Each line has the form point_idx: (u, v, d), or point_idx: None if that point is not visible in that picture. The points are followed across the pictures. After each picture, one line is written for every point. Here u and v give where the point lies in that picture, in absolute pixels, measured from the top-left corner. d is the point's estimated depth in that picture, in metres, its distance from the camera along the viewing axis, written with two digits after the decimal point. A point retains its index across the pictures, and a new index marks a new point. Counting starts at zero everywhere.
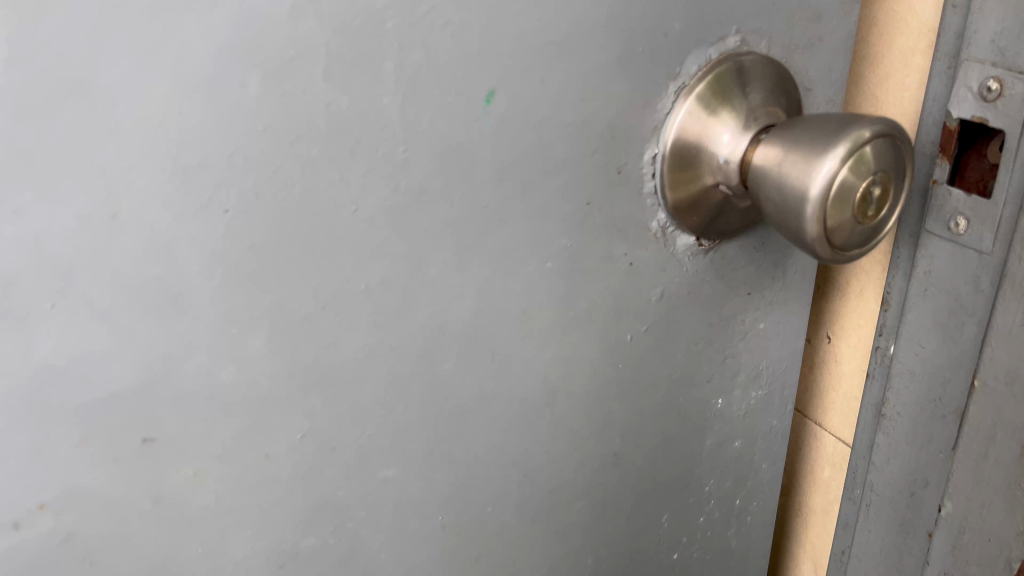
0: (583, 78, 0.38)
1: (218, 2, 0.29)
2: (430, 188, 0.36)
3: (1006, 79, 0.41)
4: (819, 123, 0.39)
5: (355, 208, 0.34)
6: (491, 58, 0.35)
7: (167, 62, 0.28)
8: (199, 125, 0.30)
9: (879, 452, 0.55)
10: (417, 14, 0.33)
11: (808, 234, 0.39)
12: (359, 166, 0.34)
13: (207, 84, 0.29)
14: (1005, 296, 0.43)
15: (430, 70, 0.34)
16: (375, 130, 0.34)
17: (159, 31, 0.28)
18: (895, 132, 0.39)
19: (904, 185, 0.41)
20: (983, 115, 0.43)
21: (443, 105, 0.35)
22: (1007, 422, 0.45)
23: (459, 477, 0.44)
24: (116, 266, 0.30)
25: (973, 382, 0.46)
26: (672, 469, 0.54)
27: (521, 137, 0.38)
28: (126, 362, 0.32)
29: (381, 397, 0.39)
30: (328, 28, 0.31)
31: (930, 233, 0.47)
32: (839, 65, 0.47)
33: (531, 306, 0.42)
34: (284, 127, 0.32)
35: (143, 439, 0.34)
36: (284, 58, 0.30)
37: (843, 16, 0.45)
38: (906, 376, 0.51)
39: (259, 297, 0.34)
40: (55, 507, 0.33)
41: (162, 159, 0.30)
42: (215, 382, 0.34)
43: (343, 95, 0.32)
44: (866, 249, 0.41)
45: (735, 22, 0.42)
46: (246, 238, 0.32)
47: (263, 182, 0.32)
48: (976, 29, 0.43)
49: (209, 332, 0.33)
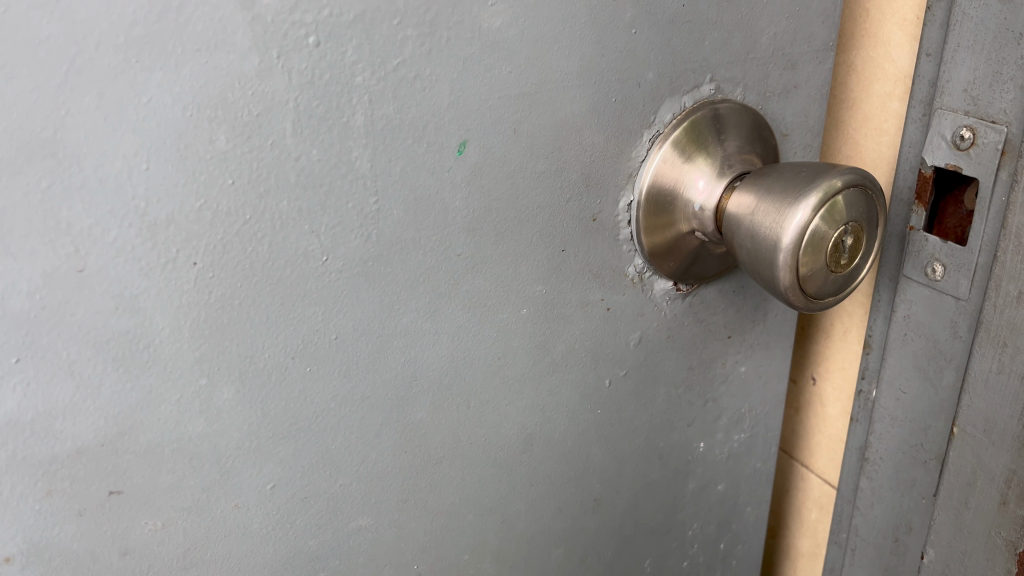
0: (556, 128, 0.38)
1: (185, 61, 0.29)
2: (402, 238, 0.36)
3: (978, 127, 0.42)
4: (792, 172, 0.39)
5: (325, 258, 0.35)
6: (462, 110, 0.35)
7: (133, 120, 0.29)
8: (167, 181, 0.30)
9: (863, 497, 0.54)
10: (387, 69, 0.33)
11: (781, 283, 0.38)
12: (329, 217, 0.34)
13: (174, 141, 0.30)
14: (981, 344, 0.43)
15: (401, 123, 0.34)
16: (345, 181, 0.34)
17: (126, 90, 0.28)
18: (867, 181, 0.39)
19: (877, 233, 0.41)
20: (956, 162, 0.43)
21: (414, 156, 0.35)
22: (986, 470, 0.45)
23: (434, 524, 0.44)
24: (83, 320, 0.31)
25: (953, 428, 0.46)
26: (654, 513, 0.53)
27: (495, 187, 0.38)
28: (93, 414, 0.32)
29: (353, 445, 0.39)
30: (296, 83, 0.31)
31: (907, 278, 0.47)
32: (814, 112, 0.47)
33: (507, 353, 0.42)
34: (253, 181, 0.32)
35: (110, 491, 0.34)
36: (252, 114, 0.31)
37: (817, 64, 0.46)
38: (888, 420, 0.51)
39: (228, 348, 0.34)
40: (20, 560, 0.33)
41: (130, 215, 0.30)
42: (183, 433, 0.34)
43: (313, 148, 0.33)
44: (839, 297, 0.41)
45: (710, 70, 0.42)
46: (215, 290, 0.33)
47: (232, 235, 0.32)
48: (949, 78, 0.43)
49: (177, 384, 0.33)
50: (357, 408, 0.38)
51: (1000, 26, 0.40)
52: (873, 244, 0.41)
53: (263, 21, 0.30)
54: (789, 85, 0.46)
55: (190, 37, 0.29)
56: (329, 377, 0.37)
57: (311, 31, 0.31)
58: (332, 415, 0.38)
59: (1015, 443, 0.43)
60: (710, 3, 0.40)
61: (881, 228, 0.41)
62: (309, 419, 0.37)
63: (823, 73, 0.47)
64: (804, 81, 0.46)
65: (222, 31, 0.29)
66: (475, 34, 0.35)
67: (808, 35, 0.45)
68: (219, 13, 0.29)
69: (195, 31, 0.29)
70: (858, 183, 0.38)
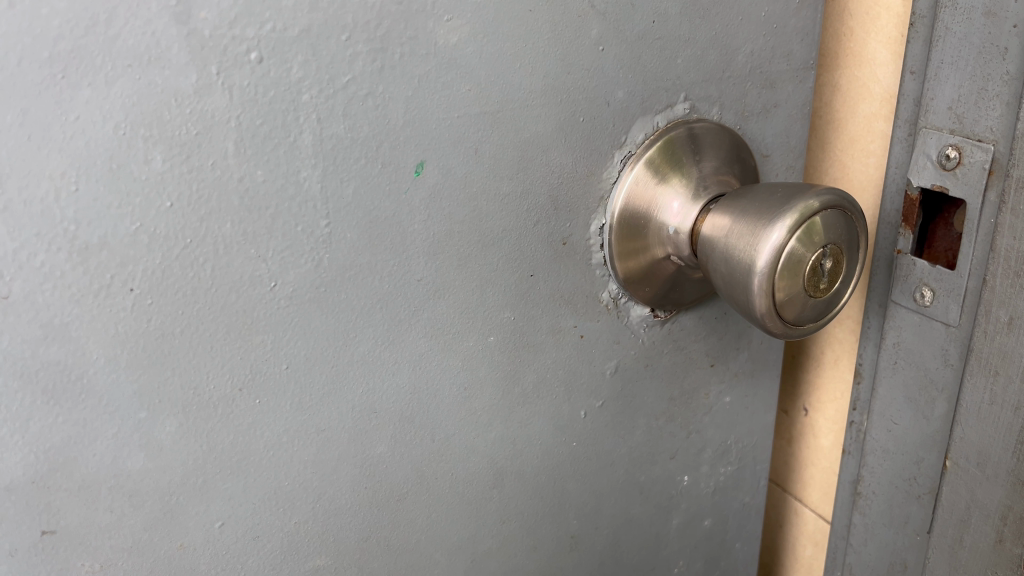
0: (520, 149, 0.37)
1: (115, 77, 0.28)
2: (356, 263, 0.35)
3: (964, 147, 0.40)
4: (767, 193, 0.38)
5: (274, 285, 0.33)
6: (419, 129, 0.34)
7: (59, 139, 0.27)
8: (98, 203, 0.29)
9: (857, 533, 0.52)
10: (336, 85, 0.32)
11: (756, 308, 0.37)
12: (276, 241, 0.32)
13: (105, 161, 0.28)
14: (972, 373, 0.41)
15: (353, 142, 0.33)
16: (293, 204, 0.32)
17: (51, 108, 0.27)
18: (846, 203, 0.37)
19: (858, 256, 0.39)
20: (942, 183, 0.41)
21: (367, 176, 0.33)
22: (980, 506, 0.42)
23: (399, 564, 0.41)
24: (7, 349, 0.29)
25: (945, 462, 0.44)
26: (637, 551, 0.51)
27: (456, 210, 0.36)
28: (22, 450, 0.30)
29: (307, 481, 0.37)
30: (237, 101, 0.30)
31: (896, 304, 0.45)
32: (796, 132, 0.46)
33: (472, 383, 0.40)
34: (192, 203, 0.30)
35: (42, 532, 0.32)
36: (190, 133, 0.29)
37: (798, 84, 0.45)
38: (879, 453, 0.49)
39: (170, 379, 0.32)
40: None
41: (58, 238, 0.28)
42: (122, 469, 0.33)
43: (257, 168, 0.31)
44: (820, 323, 0.39)
45: (684, 89, 0.41)
46: (154, 318, 0.31)
47: (170, 261, 0.31)
48: (933, 96, 0.41)
49: (115, 418, 0.32)
50: (312, 442, 0.36)
51: (984, 41, 0.38)
52: (855, 268, 0.39)
53: (200, 36, 0.28)
54: (768, 104, 0.44)
55: (120, 52, 0.27)
56: (280, 409, 0.35)
57: (252, 47, 0.29)
58: (285, 449, 0.36)
59: (1009, 478, 0.40)
60: (681, 19, 0.39)
61: (863, 251, 0.39)
62: (259, 453, 0.35)
63: (804, 93, 0.45)
64: (785, 101, 0.45)
65: (155, 46, 0.28)
66: (431, 51, 0.33)
67: (786, 54, 0.43)
68: (151, 28, 0.28)
69: (125, 46, 0.27)
70: (837, 203, 0.37)
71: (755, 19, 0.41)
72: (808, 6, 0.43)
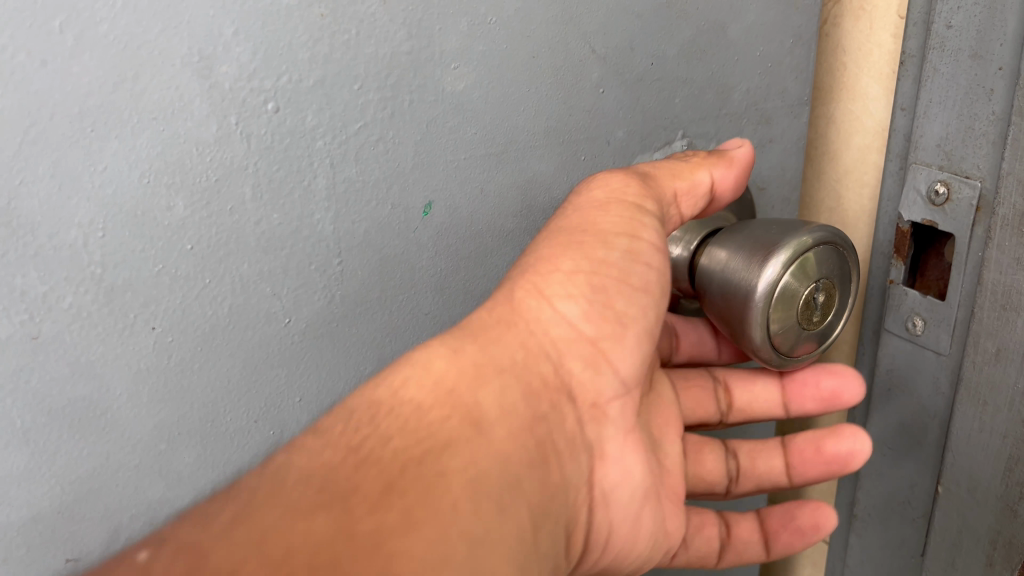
0: (524, 188, 0.39)
1: (140, 131, 0.29)
2: (368, 298, 0.36)
3: (952, 183, 0.41)
4: (763, 228, 0.39)
5: (288, 320, 0.35)
6: (426, 172, 0.35)
7: (89, 188, 0.29)
8: (122, 246, 0.30)
9: (852, 553, 0.53)
10: (349, 132, 0.33)
11: (753, 340, 0.38)
12: (290, 279, 0.34)
13: (130, 208, 0.30)
14: (962, 402, 0.42)
15: (365, 185, 0.34)
16: (309, 244, 0.34)
17: (80, 158, 0.28)
18: (840, 238, 0.38)
19: (853, 288, 0.40)
20: (932, 218, 0.43)
21: (378, 217, 0.35)
22: (971, 531, 0.43)
23: None
24: (37, 386, 0.30)
25: (938, 487, 0.45)
26: None
27: (462, 246, 0.38)
28: (48, 482, 0.32)
29: None
30: (256, 149, 0.31)
31: (889, 332, 0.47)
32: (791, 164, 0.47)
33: None
34: (213, 245, 0.32)
35: (68, 560, 0.33)
36: (211, 178, 0.31)
37: (793, 118, 0.46)
38: (874, 476, 0.50)
39: (189, 412, 0.34)
40: None
41: (86, 280, 0.30)
42: (143, 498, 0.34)
43: (273, 213, 0.33)
44: (815, 353, 0.41)
45: (681, 126, 0.43)
46: (175, 354, 0.33)
47: (190, 299, 0.32)
48: (923, 133, 0.43)
49: (138, 449, 0.33)
50: None
51: (971, 82, 0.39)
52: (849, 299, 0.41)
53: (221, 88, 0.30)
54: (764, 140, 0.46)
55: (147, 106, 0.29)
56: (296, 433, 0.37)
57: (270, 98, 0.31)
58: None
59: (998, 503, 0.42)
60: (679, 61, 0.41)
61: (857, 284, 0.41)
62: None
63: (798, 130, 0.47)
64: (779, 136, 0.46)
65: (180, 99, 0.29)
66: (440, 96, 0.35)
67: (780, 92, 0.45)
68: (175, 82, 0.29)
69: (152, 100, 0.29)
70: (829, 240, 0.38)
71: (750, 59, 0.43)
72: (801, 47, 0.44)
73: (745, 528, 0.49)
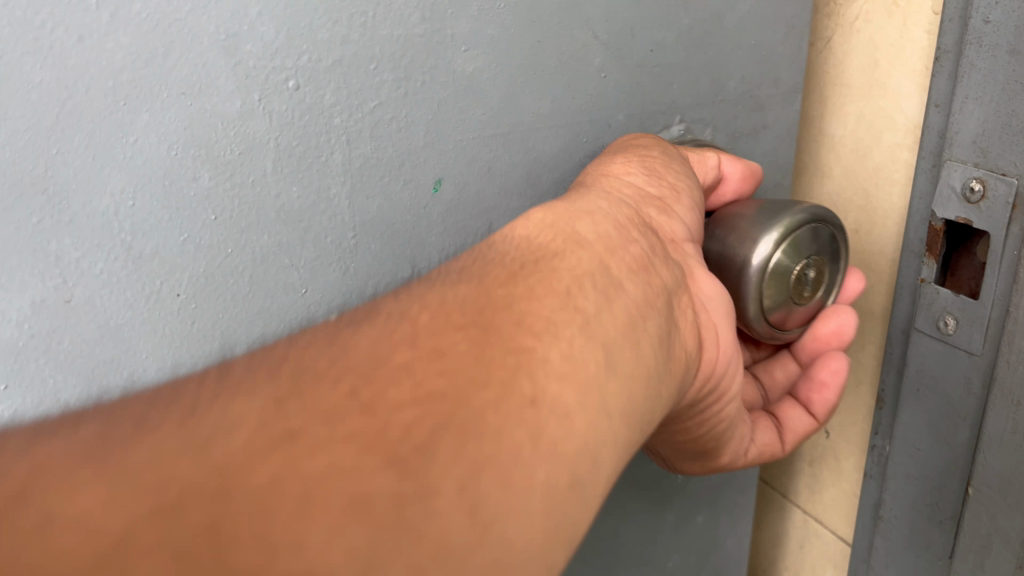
0: (530, 168, 0.39)
1: (170, 104, 0.29)
2: (380, 276, 0.36)
3: (988, 180, 0.41)
4: (750, 208, 0.40)
5: (303, 291, 0.35)
6: (438, 152, 0.36)
7: (119, 157, 0.29)
8: (148, 218, 0.30)
9: (878, 555, 0.53)
10: (365, 110, 0.33)
11: (746, 317, 0.39)
12: (308, 251, 0.34)
13: (157, 178, 0.30)
14: (994, 403, 0.42)
15: (381, 163, 0.34)
16: (326, 220, 0.34)
17: (110, 129, 0.28)
18: (825, 216, 0.39)
19: (834, 263, 0.42)
20: (967, 216, 0.42)
21: (391, 194, 0.35)
22: (1002, 533, 0.43)
23: None
24: (66, 351, 0.30)
25: (967, 488, 0.45)
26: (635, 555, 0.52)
27: (469, 223, 0.38)
28: None
29: None
30: (277, 125, 0.31)
31: (919, 331, 0.46)
32: (783, 150, 0.47)
33: None
34: (235, 219, 0.32)
35: None
36: (234, 153, 0.31)
37: (787, 105, 0.46)
38: (902, 477, 0.49)
39: None
40: None
41: (116, 248, 0.30)
42: None
43: (294, 186, 0.33)
44: (798, 326, 0.42)
45: (678, 111, 0.42)
46: (198, 324, 0.32)
47: (212, 269, 0.32)
48: (958, 129, 0.42)
49: None
50: None
51: (1008, 78, 0.39)
52: (831, 270, 0.42)
53: (245, 66, 0.30)
54: (760, 127, 0.45)
55: (173, 78, 0.29)
56: None
57: (291, 75, 0.31)
58: None
59: None
60: (676, 48, 0.40)
61: (838, 260, 0.42)
62: None
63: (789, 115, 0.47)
64: (774, 122, 0.46)
65: (206, 75, 0.29)
66: (455, 78, 0.35)
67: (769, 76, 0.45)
68: (202, 59, 0.29)
69: (180, 76, 0.29)
70: (817, 219, 0.39)
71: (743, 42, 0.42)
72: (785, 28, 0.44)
73: (795, 411, 0.45)
